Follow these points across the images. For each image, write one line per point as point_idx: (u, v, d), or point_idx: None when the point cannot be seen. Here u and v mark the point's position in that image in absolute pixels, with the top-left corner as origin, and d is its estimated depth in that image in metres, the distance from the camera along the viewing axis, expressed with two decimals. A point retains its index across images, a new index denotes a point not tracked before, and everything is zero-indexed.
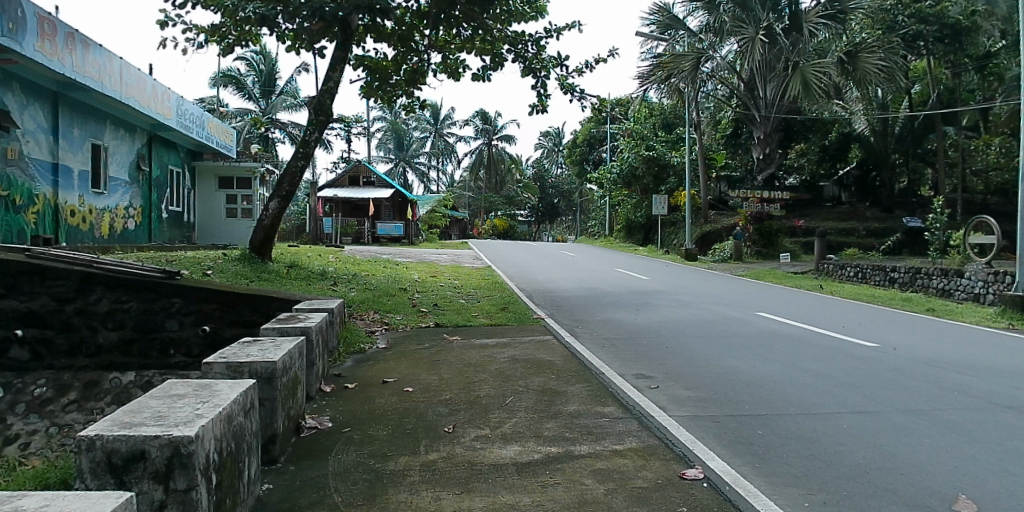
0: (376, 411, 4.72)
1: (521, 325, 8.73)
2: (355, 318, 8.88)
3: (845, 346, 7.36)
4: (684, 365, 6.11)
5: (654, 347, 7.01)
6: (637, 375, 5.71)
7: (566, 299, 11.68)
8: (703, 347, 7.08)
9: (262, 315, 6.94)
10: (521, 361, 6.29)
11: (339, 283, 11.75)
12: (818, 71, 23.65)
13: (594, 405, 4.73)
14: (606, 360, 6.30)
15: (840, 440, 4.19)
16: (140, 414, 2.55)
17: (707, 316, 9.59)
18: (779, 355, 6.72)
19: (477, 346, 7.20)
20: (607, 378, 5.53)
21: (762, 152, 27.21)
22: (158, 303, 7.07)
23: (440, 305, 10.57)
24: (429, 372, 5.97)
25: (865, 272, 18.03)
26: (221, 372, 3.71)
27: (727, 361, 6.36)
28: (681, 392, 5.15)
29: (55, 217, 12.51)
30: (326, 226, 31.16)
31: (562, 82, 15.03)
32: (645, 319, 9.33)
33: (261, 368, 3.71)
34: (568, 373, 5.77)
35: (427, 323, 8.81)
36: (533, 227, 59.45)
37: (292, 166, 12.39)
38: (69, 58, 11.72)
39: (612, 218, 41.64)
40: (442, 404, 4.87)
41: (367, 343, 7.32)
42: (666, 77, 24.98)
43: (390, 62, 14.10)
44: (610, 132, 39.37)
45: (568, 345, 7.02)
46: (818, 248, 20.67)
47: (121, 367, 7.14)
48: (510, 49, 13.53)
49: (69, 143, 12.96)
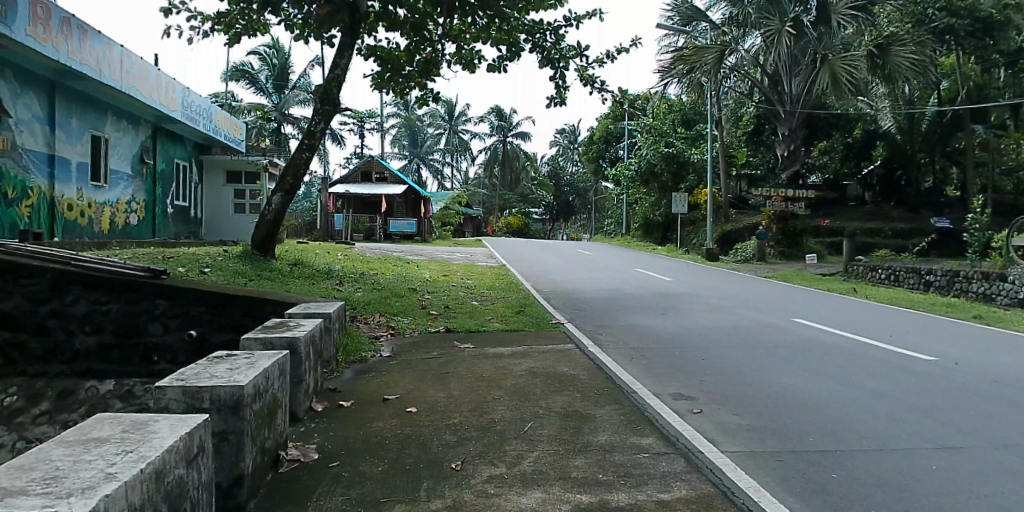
0: (372, 439, 4.03)
1: (540, 331, 8.00)
2: (359, 322, 8.19)
3: (902, 360, 6.59)
4: (729, 383, 5.37)
5: (689, 359, 6.28)
6: (675, 395, 4.97)
7: (587, 302, 10.95)
8: (743, 360, 6.35)
9: (255, 320, 6.25)
10: (540, 376, 5.55)
11: (345, 282, 11.08)
12: (847, 64, 22.63)
13: (628, 435, 3.99)
14: (638, 376, 5.56)
15: (935, 488, 3.42)
16: (27, 475, 1.87)
17: (741, 323, 8.83)
18: (833, 372, 5.96)
19: (490, 355, 6.48)
20: (641, 398, 4.83)
21: (786, 149, 26.29)
22: (141, 305, 6.43)
23: (452, 307, 9.88)
24: (437, 388, 5.26)
25: (897, 275, 17.13)
26: (176, 399, 3.04)
27: (775, 379, 5.61)
28: (730, 419, 4.42)
29: (50, 211, 11.97)
30: (337, 222, 30.61)
31: (582, 73, 14.29)
32: (675, 325, 8.56)
33: (224, 395, 3.03)
34: (594, 392, 5.03)
35: (437, 328, 8.09)
36: (548, 225, 58.66)
37: (297, 158, 11.72)
38: (64, 44, 11.12)
39: (629, 216, 40.75)
40: (451, 430, 4.15)
41: (371, 351, 6.64)
42: (687, 71, 23.94)
43: (402, 52, 13.40)
44: (628, 129, 38.55)
45: (593, 356, 6.32)
46: (846, 249, 19.76)
47: (101, 375, 6.51)
48: (528, 38, 12.79)
49: (66, 133, 12.39)
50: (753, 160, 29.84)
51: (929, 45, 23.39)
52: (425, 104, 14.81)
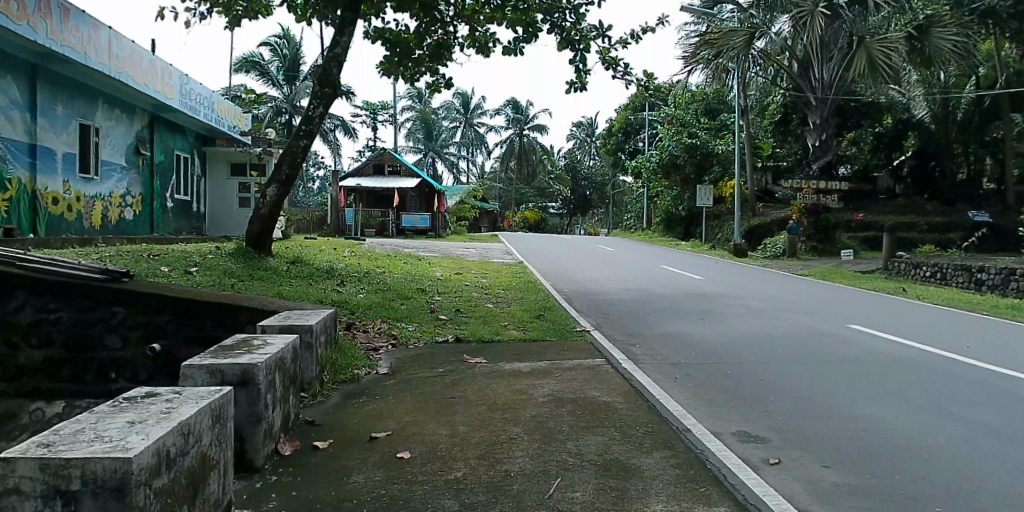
0: (345, 505, 3.00)
1: (563, 341, 6.95)
2: (356, 329, 7.16)
3: (998, 380, 5.45)
4: (803, 419, 4.31)
5: (745, 381, 5.24)
6: (739, 435, 3.93)
7: (612, 304, 9.89)
8: (810, 381, 5.29)
9: (228, 331, 5.30)
10: (565, 404, 4.49)
11: (347, 283, 10.11)
12: (886, 48, 21.24)
13: (691, 504, 2.96)
14: (688, 404, 4.51)
15: None
16: None
17: (790, 330, 7.72)
18: (923, 400, 4.85)
19: (506, 374, 5.44)
20: (696, 440, 3.78)
21: (817, 139, 24.80)
22: (95, 313, 5.48)
23: (463, 310, 8.86)
24: (440, 420, 4.23)
25: (944, 272, 15.84)
26: (31, 478, 2.03)
27: (856, 411, 4.52)
28: (821, 475, 3.36)
29: (32, 205, 11.09)
30: (349, 217, 29.74)
31: (605, 55, 13.16)
32: (717, 333, 7.49)
33: (104, 473, 2.02)
34: (636, 429, 3.97)
35: (445, 338, 7.03)
36: (565, 220, 57.48)
37: (295, 146, 10.76)
38: (42, 24, 10.21)
39: (650, 211, 39.42)
40: (451, 491, 3.11)
41: (364, 368, 5.63)
42: (713, 57, 22.43)
43: (411, 34, 12.27)
44: (649, 119, 37.23)
45: (629, 376, 5.28)
46: (886, 244, 18.39)
47: (49, 395, 5.58)
48: (546, 18, 11.59)
49: (50, 121, 11.55)
50: (780, 151, 28.50)
51: (972, 28, 21.93)
52: (437, 91, 13.72)
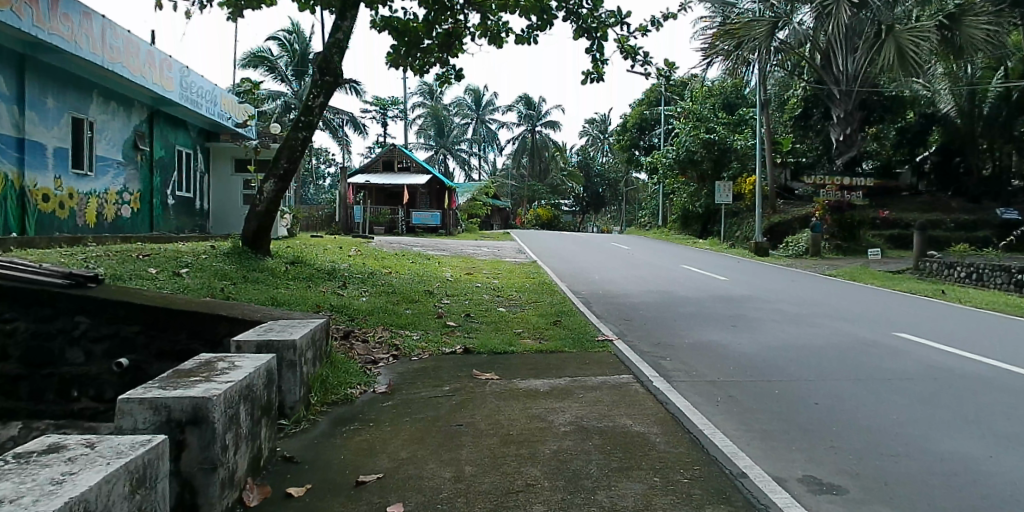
0: None
1: (583, 353, 6.24)
2: (355, 339, 6.45)
3: None
4: (883, 458, 3.58)
5: (798, 405, 4.50)
6: (807, 483, 3.20)
7: (634, 308, 9.16)
8: (874, 406, 4.54)
9: (204, 344, 4.62)
10: (592, 436, 3.78)
11: (349, 285, 9.45)
12: (915, 37, 20.08)
13: None
14: (740, 439, 3.77)
15: None
16: None
17: (835, 340, 6.93)
18: (1016, 431, 4.07)
19: (519, 394, 4.73)
20: (757, 490, 3.07)
21: (841, 133, 23.73)
22: (55, 324, 4.86)
23: (473, 315, 8.16)
24: (443, 458, 3.52)
25: (981, 272, 14.92)
26: None
27: (940, 448, 3.77)
28: None
29: (20, 203, 10.53)
30: (357, 214, 29.15)
31: (623, 44, 12.39)
32: (754, 343, 6.74)
33: None
34: (680, 473, 3.26)
35: (452, 349, 6.31)
36: (578, 218, 56.61)
37: (294, 139, 10.14)
38: (27, 10, 9.59)
39: (665, 208, 38.38)
40: None
41: (359, 387, 4.94)
42: (734, 48, 21.44)
43: (420, 23, 11.51)
44: (664, 114, 36.26)
45: (664, 398, 4.56)
46: (917, 243, 17.49)
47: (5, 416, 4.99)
48: (561, 5, 10.85)
49: (40, 114, 10.97)
50: (800, 147, 27.60)
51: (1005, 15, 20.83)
52: (446, 83, 13.00)
